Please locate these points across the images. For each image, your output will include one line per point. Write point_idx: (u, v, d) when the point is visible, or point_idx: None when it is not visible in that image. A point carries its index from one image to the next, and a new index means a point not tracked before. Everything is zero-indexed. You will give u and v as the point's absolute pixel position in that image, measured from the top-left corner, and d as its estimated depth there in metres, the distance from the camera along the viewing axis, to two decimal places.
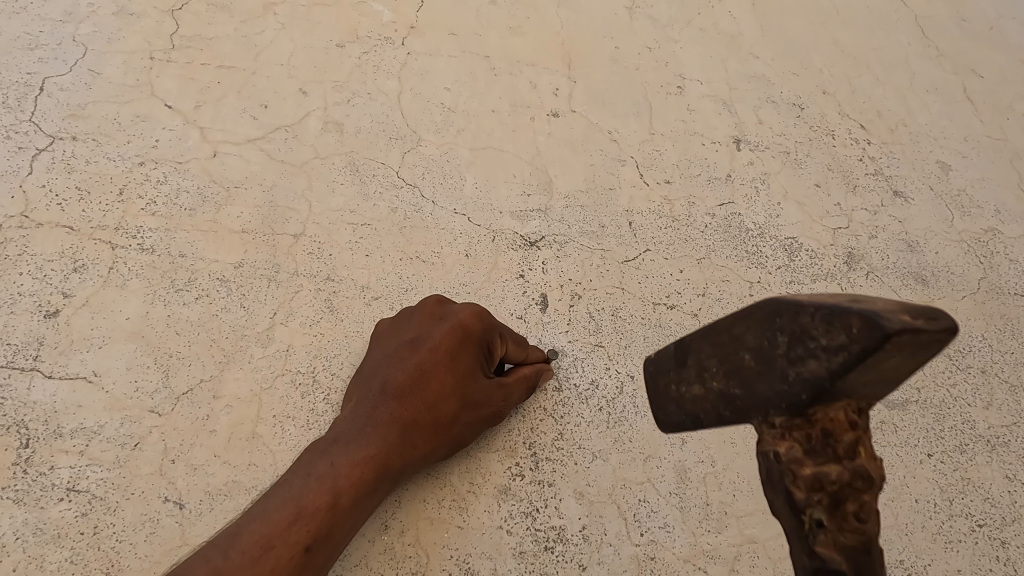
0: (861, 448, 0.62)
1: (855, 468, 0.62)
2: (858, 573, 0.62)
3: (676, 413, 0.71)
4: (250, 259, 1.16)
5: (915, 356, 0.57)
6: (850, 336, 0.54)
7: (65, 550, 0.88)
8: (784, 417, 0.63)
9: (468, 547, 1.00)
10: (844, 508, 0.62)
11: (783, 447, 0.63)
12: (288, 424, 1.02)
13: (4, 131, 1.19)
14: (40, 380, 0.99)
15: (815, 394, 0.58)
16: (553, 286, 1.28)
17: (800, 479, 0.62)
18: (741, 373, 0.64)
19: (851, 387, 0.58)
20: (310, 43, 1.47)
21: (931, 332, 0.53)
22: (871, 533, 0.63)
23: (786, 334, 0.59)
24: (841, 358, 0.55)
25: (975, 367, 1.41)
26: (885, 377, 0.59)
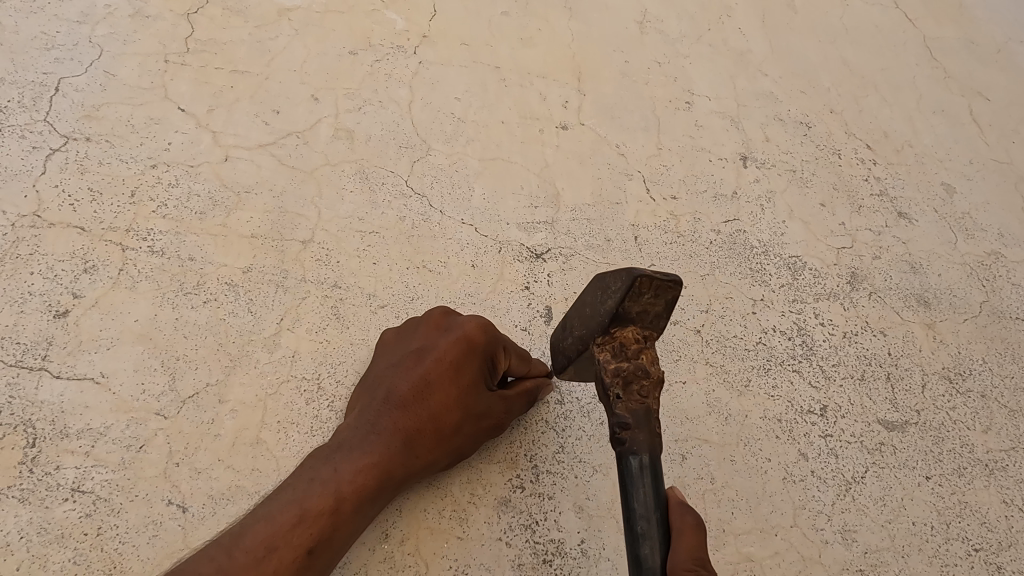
0: (644, 352, 0.88)
1: (639, 361, 0.87)
2: (644, 427, 0.85)
3: (562, 358, 1.00)
4: (259, 264, 1.17)
5: (660, 294, 0.87)
6: (618, 284, 0.86)
7: (68, 550, 0.89)
8: (600, 334, 0.90)
9: (467, 558, 1.00)
10: (633, 386, 0.86)
11: (601, 353, 0.89)
12: (292, 431, 1.03)
13: (19, 131, 1.20)
14: (48, 380, 1.00)
15: (611, 319, 0.88)
16: (558, 299, 1.29)
17: (607, 369, 0.88)
18: (583, 320, 0.94)
19: (630, 312, 0.88)
20: (323, 50, 1.49)
21: (658, 280, 0.84)
22: (654, 406, 0.86)
23: (592, 288, 0.92)
24: (618, 292, 0.86)
25: (975, 391, 1.42)
26: (653, 313, 0.89)
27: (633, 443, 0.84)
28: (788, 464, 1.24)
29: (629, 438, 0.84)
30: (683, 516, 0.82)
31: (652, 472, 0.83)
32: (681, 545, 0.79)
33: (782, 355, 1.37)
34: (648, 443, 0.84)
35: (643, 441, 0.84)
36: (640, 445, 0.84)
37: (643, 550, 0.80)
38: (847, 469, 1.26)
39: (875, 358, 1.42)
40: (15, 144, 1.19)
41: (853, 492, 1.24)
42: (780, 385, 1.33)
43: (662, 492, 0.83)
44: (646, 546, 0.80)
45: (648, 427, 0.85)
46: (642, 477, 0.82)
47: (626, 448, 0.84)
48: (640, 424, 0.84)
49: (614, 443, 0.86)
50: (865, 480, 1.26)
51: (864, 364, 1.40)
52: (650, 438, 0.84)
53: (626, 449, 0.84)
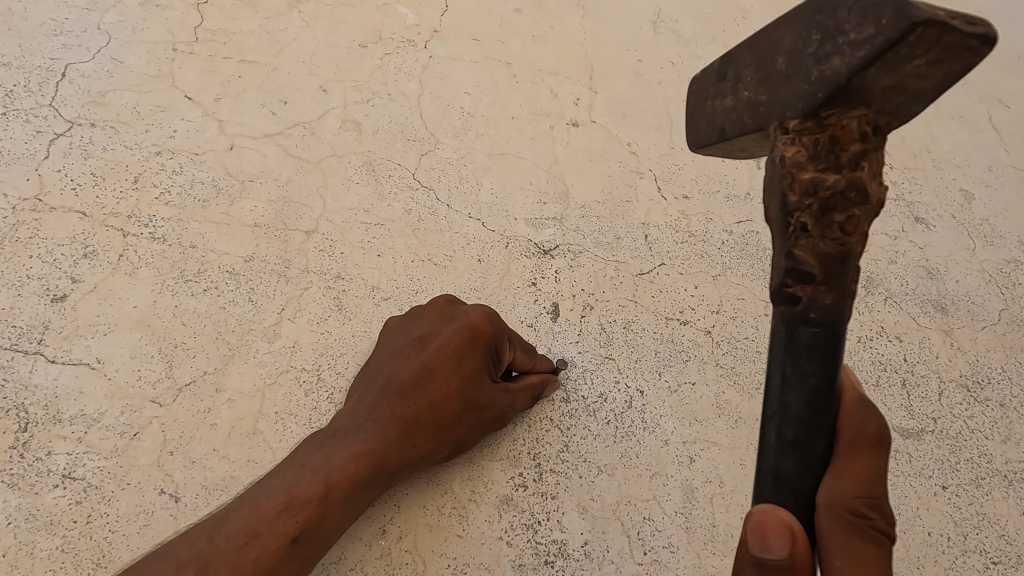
0: (865, 160, 0.66)
1: (854, 178, 0.66)
2: (831, 282, 0.68)
3: (710, 126, 0.81)
4: (261, 254, 1.15)
5: (938, 62, 0.61)
6: (871, 31, 0.59)
7: (56, 538, 0.87)
8: (797, 118, 0.67)
9: (465, 557, 0.97)
10: (832, 217, 0.67)
11: (789, 152, 0.68)
12: (290, 421, 1.00)
13: (23, 114, 1.19)
14: (43, 364, 0.99)
15: (830, 97, 0.64)
16: (565, 296, 1.26)
17: (797, 186, 0.68)
18: (767, 80, 0.70)
19: (867, 91, 0.63)
20: (333, 42, 1.47)
21: (947, 37, 0.58)
22: (854, 248, 0.68)
23: (800, 29, 0.66)
24: (864, 47, 0.60)
25: (994, 400, 1.38)
26: (905, 94, 0.64)
27: (811, 304, 0.69)
28: None
29: (807, 297, 0.69)
30: (861, 425, 0.70)
31: (824, 350, 0.69)
32: (844, 472, 0.68)
33: None
34: (833, 309, 0.69)
35: (826, 305, 0.69)
36: (820, 309, 0.69)
37: (789, 458, 0.71)
38: None
39: (890, 364, 1.38)
40: (20, 127, 1.17)
41: None
42: None
43: (833, 376, 0.70)
44: (795, 459, 0.71)
45: (838, 282, 0.69)
46: (810, 360, 0.69)
47: (801, 312, 0.70)
48: (829, 278, 0.68)
49: (783, 297, 0.71)
50: None
51: (879, 369, 1.36)
52: (838, 300, 0.69)
53: (801, 313, 0.70)
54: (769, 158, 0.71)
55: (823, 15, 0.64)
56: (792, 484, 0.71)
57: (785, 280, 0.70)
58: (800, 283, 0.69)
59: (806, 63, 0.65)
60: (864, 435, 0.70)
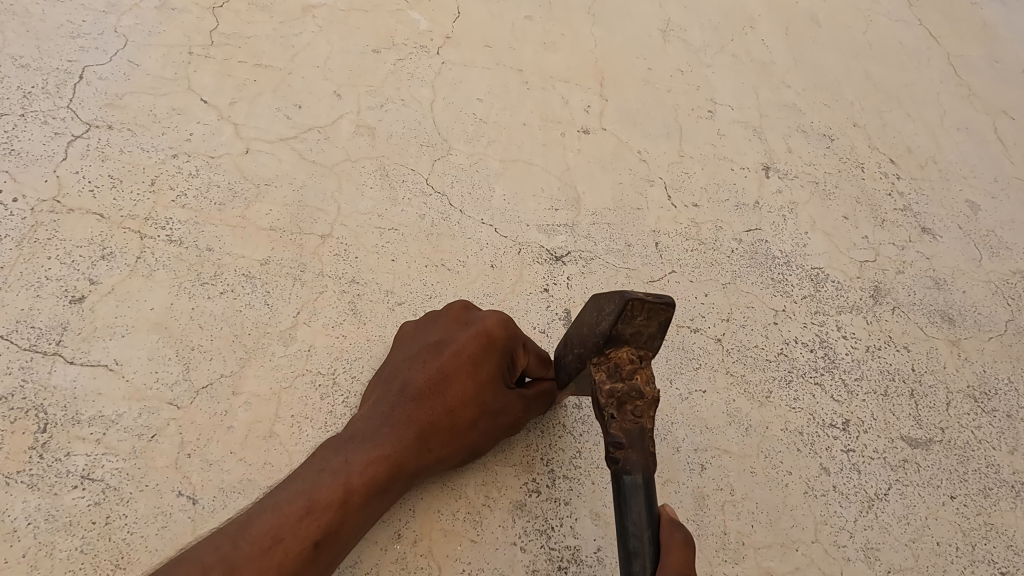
0: (641, 373, 0.83)
1: (634, 385, 0.82)
2: (637, 447, 0.82)
3: (563, 373, 0.94)
4: (277, 257, 1.15)
5: (654, 317, 0.79)
6: (611, 306, 0.78)
7: (74, 539, 0.87)
8: (594, 355, 0.84)
9: (481, 561, 0.98)
10: (626, 407, 0.82)
11: (596, 373, 0.84)
12: (306, 425, 1.01)
13: (41, 116, 1.20)
14: (62, 365, 0.99)
15: (606, 340, 0.81)
16: (577, 302, 1.27)
17: (601, 392, 0.83)
18: (580, 335, 0.87)
19: (624, 335, 0.81)
20: (347, 47, 1.48)
21: (653, 304, 0.77)
22: (647, 425, 0.83)
23: (588, 307, 0.86)
24: (611, 315, 0.79)
25: (1001, 411, 1.38)
26: (649, 335, 0.81)
27: (626, 463, 0.82)
28: (809, 478, 1.21)
29: (623, 459, 0.82)
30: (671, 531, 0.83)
31: (646, 491, 0.81)
32: (670, 562, 0.79)
33: (804, 366, 1.34)
34: (643, 463, 0.82)
35: (637, 461, 0.82)
36: (634, 464, 0.82)
37: (636, 567, 0.80)
38: (870, 485, 1.23)
39: (898, 373, 1.39)
40: (37, 129, 1.18)
41: (876, 509, 1.21)
42: (801, 397, 1.30)
43: (654, 509, 0.82)
44: (638, 564, 0.80)
45: (641, 447, 0.82)
46: (637, 495, 0.81)
47: (621, 467, 0.82)
48: (634, 444, 0.82)
49: (607, 461, 0.83)
50: (889, 497, 1.22)
51: (887, 379, 1.37)
52: (644, 458, 0.82)
53: (620, 470, 0.82)
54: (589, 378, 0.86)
55: (594, 301, 0.84)
56: None
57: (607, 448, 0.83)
58: (618, 449, 0.82)
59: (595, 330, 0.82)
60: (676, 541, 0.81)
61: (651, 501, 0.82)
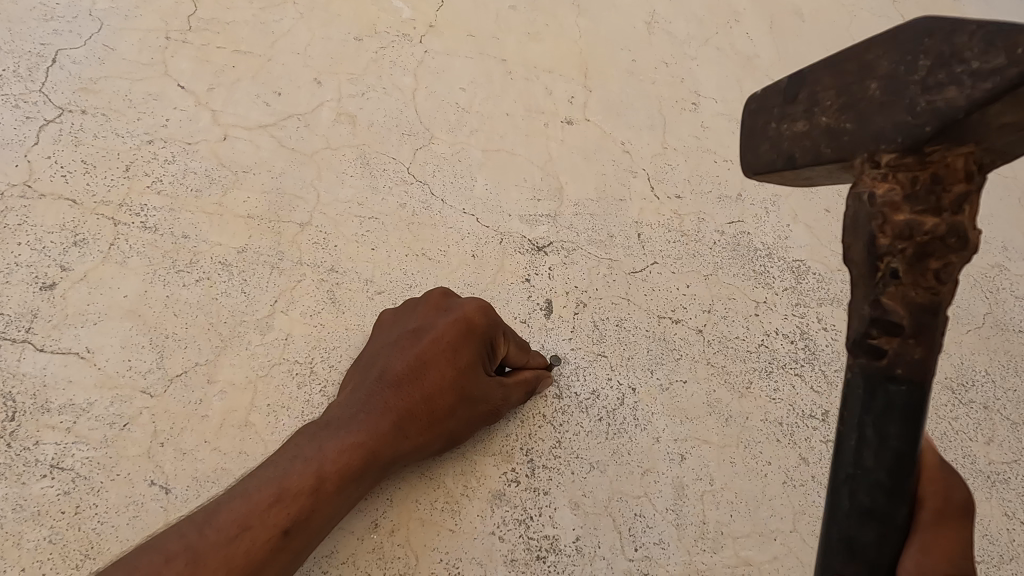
0: (965, 204, 0.66)
1: (954, 222, 0.66)
2: (920, 336, 0.69)
3: (779, 149, 0.80)
4: (254, 245, 1.14)
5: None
6: (997, 70, 0.59)
7: (43, 529, 0.86)
8: (896, 153, 0.67)
9: (457, 551, 0.97)
10: (928, 264, 0.67)
11: (882, 187, 0.68)
12: (282, 414, 1.00)
13: (13, 100, 1.17)
14: (31, 353, 0.97)
15: (943, 127, 0.63)
16: (559, 292, 1.26)
17: (890, 228, 0.67)
18: (858, 103, 0.70)
19: (978, 127, 0.63)
20: (329, 34, 1.46)
21: None
22: (944, 298, 0.68)
23: (899, 49, 0.66)
24: (987, 85, 0.60)
25: (978, 402, 1.40)
26: (1011, 135, 0.64)
27: (898, 358, 0.69)
28: (789, 467, 1.19)
29: (892, 350, 0.69)
30: (945, 496, 0.73)
31: (909, 412, 0.70)
32: (925, 541, 0.71)
33: (784, 357, 1.33)
34: (921, 366, 0.69)
35: (913, 364, 0.69)
36: (907, 368, 0.69)
37: (868, 531, 0.72)
38: None
39: None
40: (8, 113, 1.16)
41: None
42: (781, 387, 1.29)
43: (916, 438, 0.71)
44: (874, 526, 0.72)
45: (926, 336, 0.69)
46: (892, 424, 0.70)
47: (886, 368, 0.70)
48: (920, 330, 0.68)
49: (867, 350, 0.71)
50: None
51: None
52: (925, 354, 0.69)
53: (885, 369, 0.70)
54: (855, 191, 0.71)
55: (932, 40, 0.64)
56: (868, 554, 0.72)
57: (868, 332, 0.70)
58: (888, 332, 0.69)
59: (911, 90, 0.65)
60: (948, 504, 0.73)
61: (915, 440, 0.70)
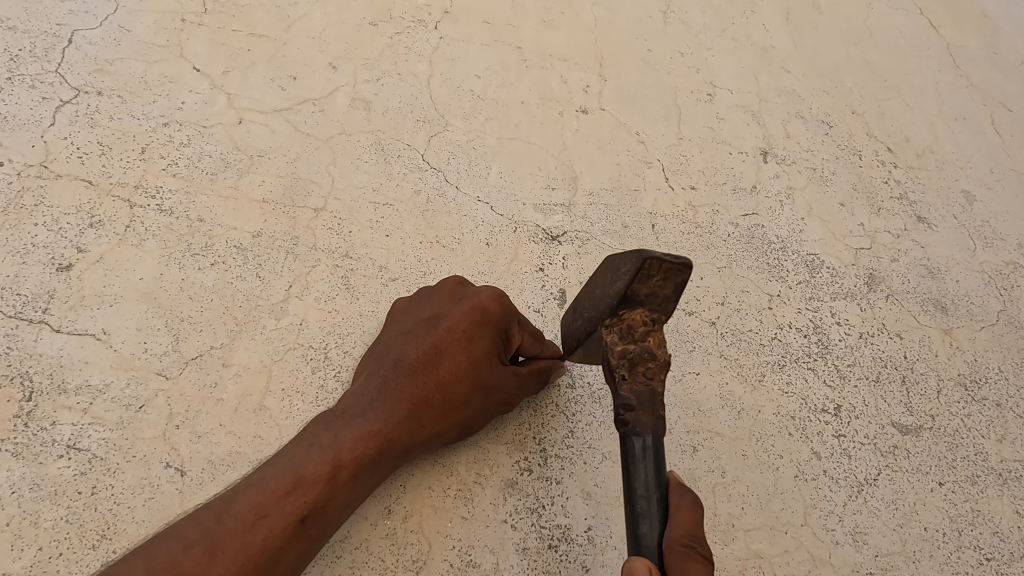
0: (653, 335, 0.88)
1: (645, 346, 0.87)
2: (649, 409, 0.86)
3: (571, 339, 1.00)
4: (269, 230, 1.14)
5: (670, 276, 0.83)
6: (628, 266, 0.83)
7: (60, 508, 0.86)
8: (608, 318, 0.89)
9: (470, 539, 0.97)
10: (639, 368, 0.87)
11: (609, 336, 0.89)
12: (296, 399, 1.00)
13: (29, 80, 1.17)
14: (48, 333, 0.97)
15: (619, 301, 0.86)
16: (573, 282, 1.26)
17: (614, 352, 0.88)
18: (593, 301, 0.92)
19: (637, 296, 0.85)
20: (344, 19, 1.45)
21: (669, 262, 0.80)
22: (658, 387, 0.87)
23: (603, 271, 0.90)
24: (628, 274, 0.83)
25: (991, 400, 1.39)
26: (664, 297, 0.86)
27: (637, 424, 0.85)
28: (800, 461, 1.21)
29: (633, 420, 0.85)
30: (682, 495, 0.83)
31: (655, 450, 0.85)
32: (679, 523, 0.80)
33: (797, 352, 1.34)
34: (653, 425, 0.85)
35: (646, 423, 0.85)
36: (644, 426, 0.85)
37: (643, 528, 0.81)
38: (860, 470, 1.23)
39: (891, 360, 1.39)
40: (24, 94, 1.15)
41: (865, 494, 1.21)
42: (795, 382, 1.30)
43: (663, 469, 0.84)
44: (645, 524, 0.81)
45: (652, 410, 0.86)
46: (646, 457, 0.84)
47: (630, 429, 0.86)
48: (646, 406, 0.86)
49: (617, 423, 0.87)
50: (878, 482, 1.23)
51: (880, 366, 1.37)
52: (654, 420, 0.86)
53: (630, 431, 0.86)
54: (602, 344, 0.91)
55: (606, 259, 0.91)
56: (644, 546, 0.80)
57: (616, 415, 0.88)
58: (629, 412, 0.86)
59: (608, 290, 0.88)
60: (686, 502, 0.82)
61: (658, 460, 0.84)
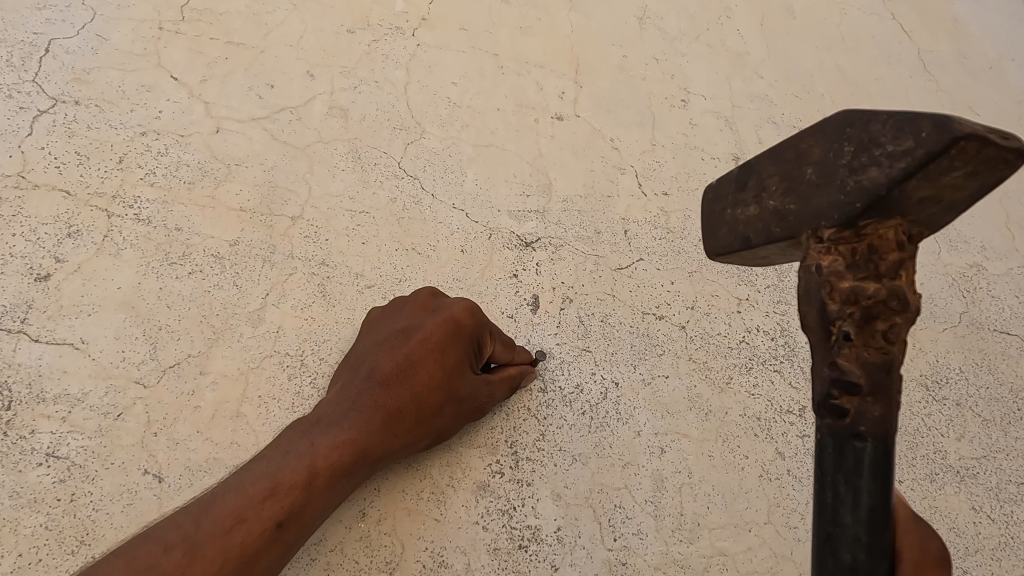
0: (902, 270, 0.69)
1: (892, 288, 0.69)
2: (878, 396, 0.69)
3: (740, 231, 0.82)
4: (246, 238, 1.16)
5: (975, 173, 0.64)
6: (913, 145, 0.63)
7: (39, 515, 0.88)
8: (833, 228, 0.70)
9: (443, 541, 1.00)
10: (876, 325, 0.69)
11: (827, 259, 0.71)
12: (272, 405, 1.02)
13: (6, 90, 1.18)
14: (26, 343, 0.99)
15: (873, 200, 0.67)
16: (546, 288, 1.29)
17: (837, 293, 0.70)
18: (799, 188, 0.74)
19: (909, 196, 0.66)
20: (322, 27, 1.47)
21: (985, 152, 0.61)
22: (897, 356, 0.69)
23: (835, 139, 0.71)
24: (906, 160, 0.64)
25: (951, 399, 1.44)
26: (942, 200, 0.67)
27: (860, 416, 0.70)
28: (765, 461, 1.24)
29: (854, 410, 0.70)
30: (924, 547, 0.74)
31: (879, 458, 0.69)
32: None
33: (764, 354, 1.36)
34: (881, 419, 0.69)
35: (874, 417, 0.69)
36: (867, 424, 0.69)
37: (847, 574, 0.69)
38: None
39: None
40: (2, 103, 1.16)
41: None
42: (761, 383, 1.33)
43: (887, 485, 0.69)
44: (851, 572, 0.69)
45: (884, 394, 0.69)
46: (864, 473, 0.69)
47: (850, 425, 0.70)
48: (874, 389, 0.69)
49: (831, 410, 0.71)
50: None
51: None
52: (884, 412, 0.69)
53: (849, 427, 0.70)
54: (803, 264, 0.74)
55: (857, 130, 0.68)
56: None
57: (830, 391, 0.71)
58: (847, 393, 0.70)
59: (840, 172, 0.69)
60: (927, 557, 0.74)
61: (885, 488, 0.69)
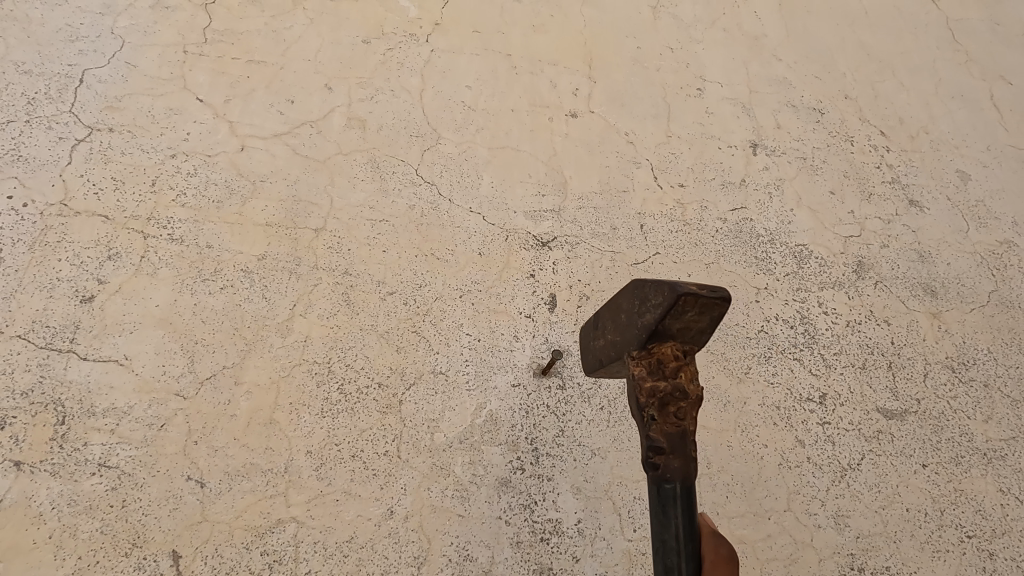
0: (687, 368, 0.74)
1: (680, 380, 0.73)
2: (679, 458, 0.73)
3: (594, 359, 0.88)
4: (273, 252, 1.22)
5: (708, 313, 0.70)
6: (658, 300, 0.70)
7: (95, 521, 0.96)
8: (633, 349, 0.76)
9: (467, 536, 1.06)
10: (669, 409, 0.73)
11: (634, 368, 0.75)
12: (303, 411, 1.09)
13: (45, 122, 1.25)
14: (76, 360, 1.06)
15: (648, 336, 0.73)
16: (563, 287, 1.32)
17: (642, 389, 0.74)
18: (618, 327, 0.80)
19: (669, 332, 0.73)
20: (338, 39, 1.52)
21: (706, 298, 0.68)
22: (691, 430, 0.74)
23: (628, 292, 0.78)
24: (659, 309, 0.71)
25: (978, 381, 1.43)
26: (698, 331, 0.73)
27: (666, 475, 0.72)
28: (784, 450, 1.27)
29: (661, 469, 0.72)
30: None
31: (685, 507, 0.72)
32: None
33: (783, 342, 1.38)
34: (684, 474, 0.72)
35: (678, 470, 0.72)
36: (674, 479, 0.72)
37: None
38: (843, 456, 1.29)
39: (877, 347, 1.43)
40: (42, 135, 1.24)
41: (848, 479, 1.27)
42: (780, 372, 1.35)
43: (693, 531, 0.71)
44: None
45: (684, 457, 0.73)
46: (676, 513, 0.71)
47: (659, 483, 0.72)
48: (675, 455, 0.72)
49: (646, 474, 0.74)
50: (861, 467, 1.28)
51: (866, 352, 1.41)
52: (686, 470, 0.72)
53: (658, 485, 0.72)
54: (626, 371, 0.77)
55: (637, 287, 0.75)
56: None
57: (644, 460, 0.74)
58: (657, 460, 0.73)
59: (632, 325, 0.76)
60: None
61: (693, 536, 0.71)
